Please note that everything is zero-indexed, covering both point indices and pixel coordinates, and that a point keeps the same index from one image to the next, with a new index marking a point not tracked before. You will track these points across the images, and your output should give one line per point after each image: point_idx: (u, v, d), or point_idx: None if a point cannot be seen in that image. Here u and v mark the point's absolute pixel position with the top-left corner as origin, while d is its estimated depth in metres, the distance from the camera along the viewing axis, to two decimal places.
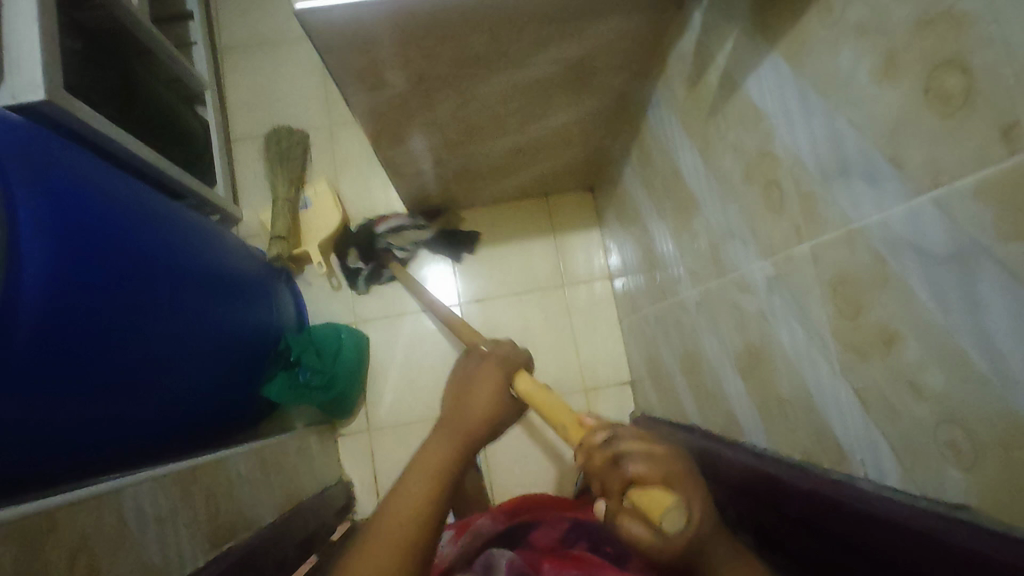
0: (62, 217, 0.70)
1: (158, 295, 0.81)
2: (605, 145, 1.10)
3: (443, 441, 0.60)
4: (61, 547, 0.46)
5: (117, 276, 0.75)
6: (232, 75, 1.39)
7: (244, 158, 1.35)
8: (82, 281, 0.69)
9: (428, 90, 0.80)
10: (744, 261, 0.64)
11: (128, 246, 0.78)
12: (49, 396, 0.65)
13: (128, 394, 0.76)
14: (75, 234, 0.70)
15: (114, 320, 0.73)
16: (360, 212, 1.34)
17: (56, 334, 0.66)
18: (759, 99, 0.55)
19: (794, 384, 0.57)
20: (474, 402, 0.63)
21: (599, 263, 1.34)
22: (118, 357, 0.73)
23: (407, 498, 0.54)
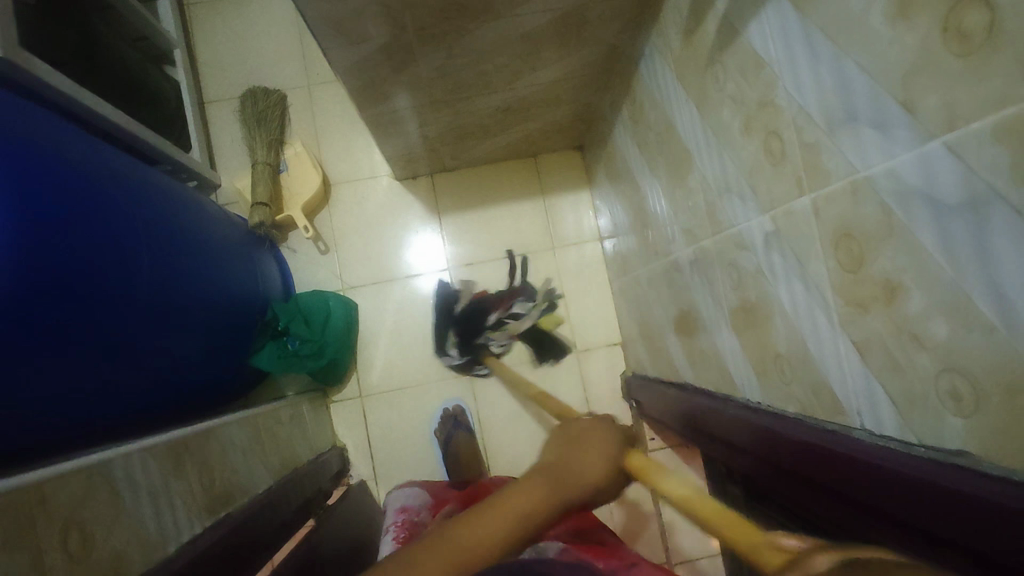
0: (29, 185, 0.65)
1: (136, 267, 0.78)
2: (595, 101, 1.07)
3: (535, 489, 0.50)
4: (55, 519, 0.45)
5: (92, 249, 0.71)
6: (201, 32, 1.32)
7: (219, 121, 1.29)
8: (56, 256, 0.66)
9: (412, 44, 0.76)
10: (742, 217, 0.63)
11: (104, 217, 0.75)
12: (31, 369, 0.63)
13: (113, 366, 0.74)
14: (46, 204, 0.67)
15: (94, 296, 0.71)
16: (343, 176, 1.30)
17: (32, 309, 0.63)
18: (762, 47, 0.53)
19: (791, 339, 0.57)
20: (587, 466, 0.52)
21: (589, 225, 1.33)
22: (98, 330, 0.71)
23: (477, 530, 0.48)
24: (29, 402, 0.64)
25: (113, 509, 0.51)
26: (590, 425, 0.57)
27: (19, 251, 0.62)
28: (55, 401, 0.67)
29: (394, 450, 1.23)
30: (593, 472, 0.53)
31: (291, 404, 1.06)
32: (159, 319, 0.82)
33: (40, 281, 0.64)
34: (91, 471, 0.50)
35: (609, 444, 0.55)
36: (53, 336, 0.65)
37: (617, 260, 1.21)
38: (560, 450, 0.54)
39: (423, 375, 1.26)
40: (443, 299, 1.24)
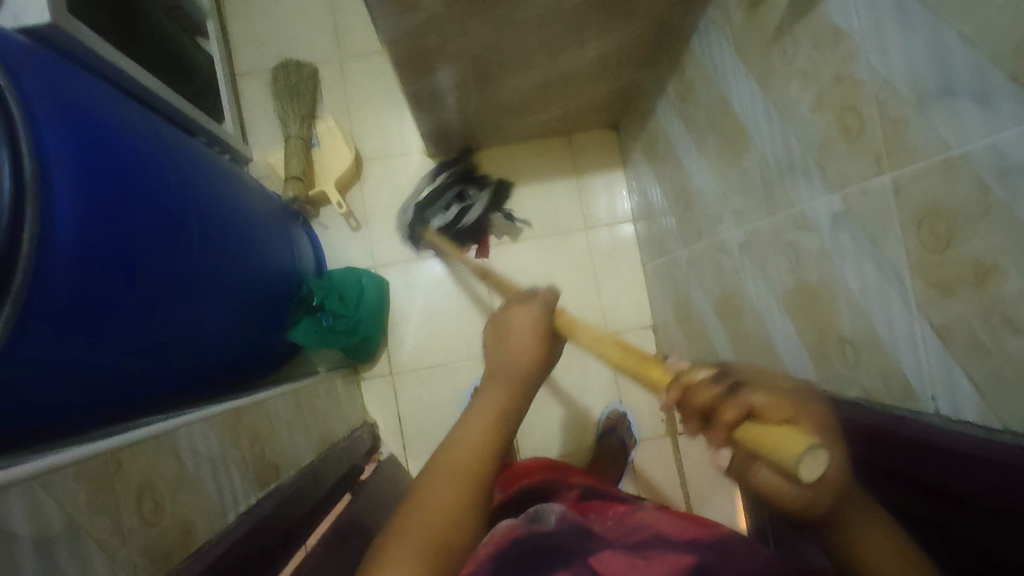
0: (85, 160, 0.65)
1: (184, 243, 0.78)
2: (638, 77, 1.04)
3: (494, 386, 0.55)
4: (128, 484, 0.45)
5: (143, 226, 0.71)
6: (232, 3, 1.30)
7: (251, 94, 1.28)
8: (112, 231, 0.66)
9: (462, 14, 0.74)
10: (806, 196, 0.61)
11: (154, 191, 0.75)
12: (92, 339, 0.64)
13: (163, 339, 0.74)
14: (104, 179, 0.67)
15: (147, 273, 0.71)
16: (375, 152, 1.28)
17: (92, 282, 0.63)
18: (842, 18, 0.51)
19: (857, 323, 0.56)
20: (517, 341, 0.57)
21: (622, 206, 1.31)
22: (152, 303, 0.72)
23: (457, 452, 0.49)
24: (87, 373, 0.64)
25: (178, 478, 0.51)
26: (510, 308, 0.63)
27: (78, 227, 0.62)
28: (111, 373, 0.67)
29: (425, 427, 1.24)
30: (528, 346, 0.58)
31: (325, 379, 1.06)
32: (204, 296, 0.82)
33: (97, 258, 0.63)
34: (158, 439, 0.50)
35: (532, 315, 0.61)
36: (108, 307, 0.65)
37: (651, 241, 1.19)
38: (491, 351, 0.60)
39: (454, 354, 1.26)
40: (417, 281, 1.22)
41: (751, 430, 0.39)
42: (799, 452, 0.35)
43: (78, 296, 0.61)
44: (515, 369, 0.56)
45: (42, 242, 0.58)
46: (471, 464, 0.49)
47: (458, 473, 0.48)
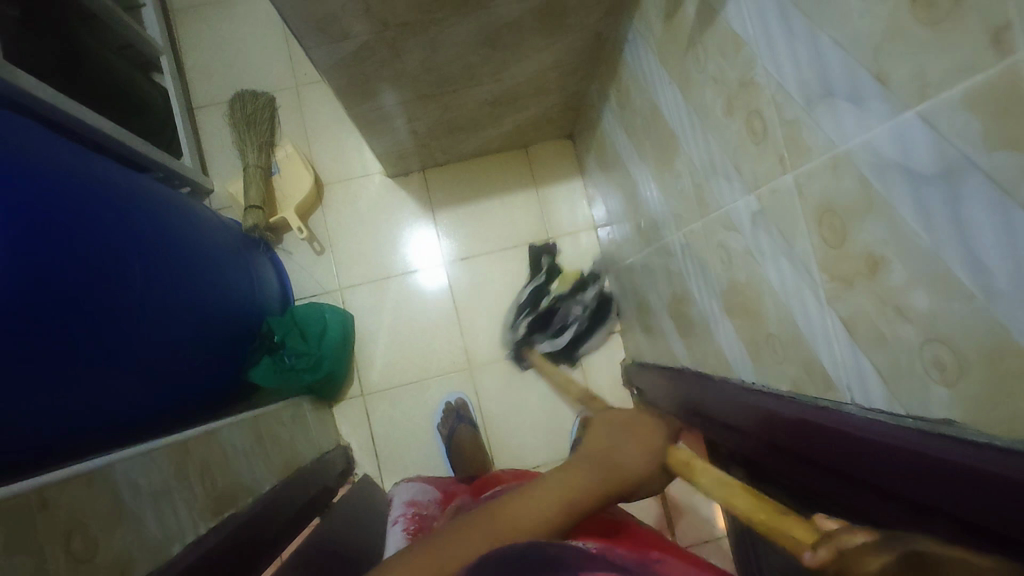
0: (12, 196, 0.65)
1: (127, 275, 0.78)
2: (583, 88, 1.07)
3: (582, 472, 0.56)
4: (54, 521, 0.45)
5: (81, 257, 0.71)
6: (186, 38, 1.32)
7: (210, 126, 1.29)
8: (47, 264, 0.66)
9: (393, 39, 0.75)
10: (729, 198, 0.63)
11: (94, 231, 0.75)
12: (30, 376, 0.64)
13: (107, 376, 0.74)
14: (36, 219, 0.67)
15: (88, 304, 0.71)
16: (335, 175, 1.30)
17: (26, 323, 0.63)
18: (740, 27, 0.53)
19: (782, 319, 0.57)
20: (631, 453, 0.59)
21: (583, 214, 1.33)
22: (91, 341, 0.71)
23: (524, 507, 0.51)
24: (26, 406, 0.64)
25: (112, 512, 0.51)
26: (635, 418, 0.65)
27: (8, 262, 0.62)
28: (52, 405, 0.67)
29: (398, 447, 1.24)
30: (636, 459, 0.59)
31: (290, 404, 1.06)
32: (155, 324, 0.82)
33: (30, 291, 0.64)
34: (90, 476, 0.50)
35: (653, 438, 0.61)
36: (44, 339, 0.65)
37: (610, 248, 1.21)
38: (608, 438, 0.62)
39: (424, 371, 1.26)
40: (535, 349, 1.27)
41: None
42: None
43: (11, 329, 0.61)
44: (615, 476, 0.56)
45: None
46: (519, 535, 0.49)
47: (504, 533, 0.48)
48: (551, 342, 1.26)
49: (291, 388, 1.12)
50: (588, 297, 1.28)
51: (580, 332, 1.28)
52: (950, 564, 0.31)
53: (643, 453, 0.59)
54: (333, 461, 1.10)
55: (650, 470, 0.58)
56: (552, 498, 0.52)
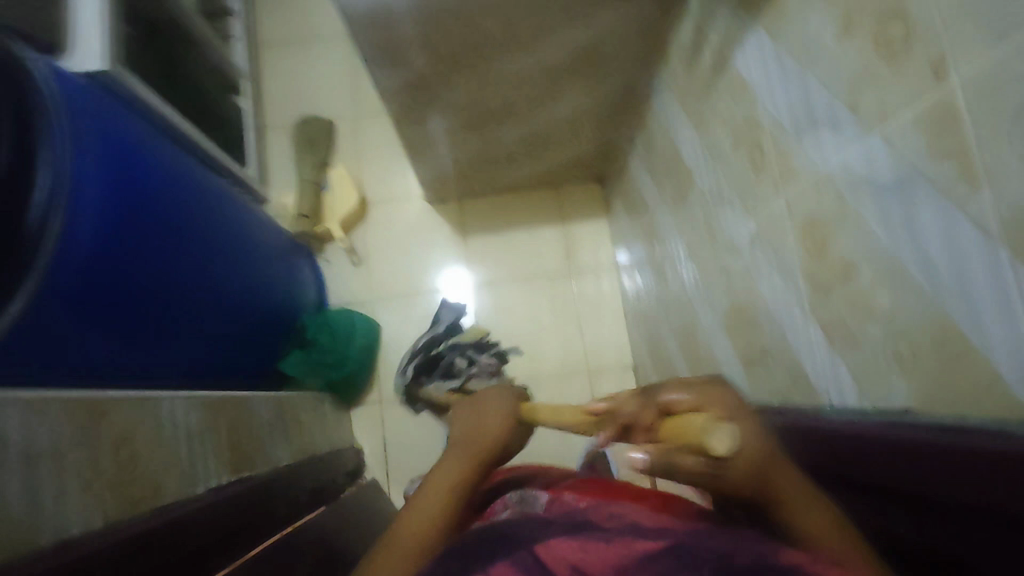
0: (103, 158, 0.68)
1: (189, 250, 0.81)
2: (614, 134, 1.16)
3: (456, 459, 0.58)
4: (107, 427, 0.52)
5: (165, 240, 0.75)
6: (266, 69, 1.49)
7: (275, 144, 1.43)
8: (138, 242, 0.70)
9: (447, 71, 0.86)
10: (733, 223, 0.69)
11: (168, 203, 0.78)
12: (103, 333, 0.64)
13: (167, 347, 0.73)
14: (121, 182, 0.69)
15: (168, 284, 0.75)
16: (380, 197, 1.41)
17: (102, 278, 0.64)
18: (747, 71, 0.61)
19: (774, 333, 0.62)
20: (485, 422, 0.62)
21: (606, 253, 1.40)
22: (156, 307, 0.72)
23: (419, 514, 0.51)
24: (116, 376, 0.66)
25: (152, 430, 0.58)
26: (482, 396, 0.68)
27: (111, 238, 0.65)
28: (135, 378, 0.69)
29: (408, 456, 1.28)
30: (492, 424, 0.62)
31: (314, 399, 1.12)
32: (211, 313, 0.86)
33: (124, 266, 0.67)
34: (140, 403, 0.57)
35: (503, 409, 0.64)
36: (133, 309, 0.68)
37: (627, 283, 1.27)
38: (462, 424, 0.63)
39: None
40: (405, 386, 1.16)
41: (677, 422, 0.41)
42: (702, 434, 0.37)
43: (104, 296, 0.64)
44: (477, 445, 0.59)
45: (66, 234, 0.60)
46: (427, 529, 0.50)
47: (416, 535, 0.49)
48: (434, 385, 1.08)
49: (316, 387, 1.18)
50: (484, 362, 1.08)
51: (471, 380, 1.05)
52: (676, 384, 0.46)
53: (498, 420, 0.63)
54: (343, 460, 1.14)
55: (502, 427, 0.62)
56: (436, 492, 0.54)
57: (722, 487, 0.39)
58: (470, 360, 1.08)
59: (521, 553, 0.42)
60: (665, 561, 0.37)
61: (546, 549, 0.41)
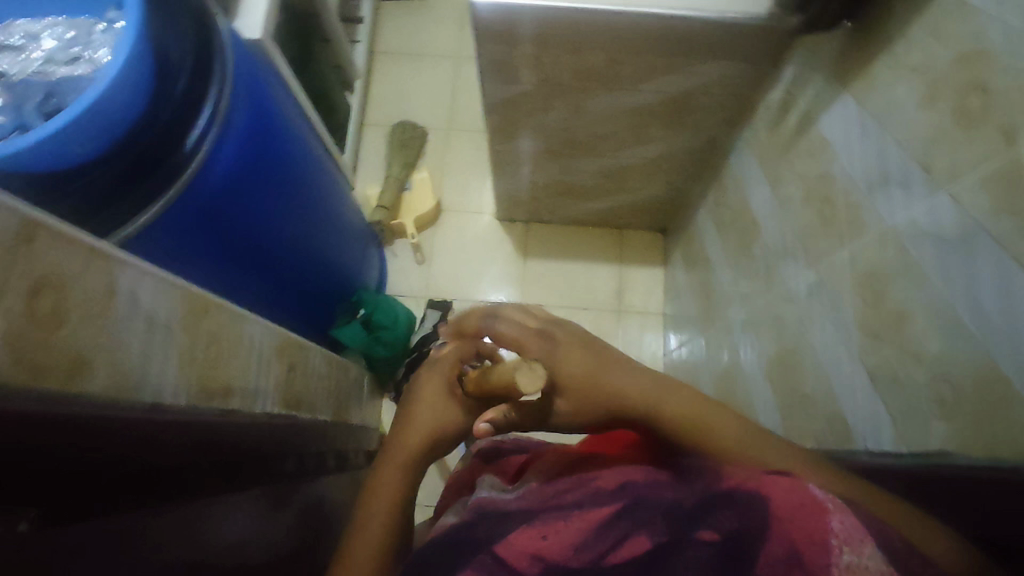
0: (257, 100, 0.77)
1: (290, 198, 0.90)
2: (686, 186, 1.22)
3: (393, 472, 0.63)
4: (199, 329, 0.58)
5: (265, 197, 0.82)
6: (377, 75, 1.63)
7: (370, 141, 1.56)
8: (245, 193, 0.77)
9: (548, 95, 0.94)
10: (792, 274, 0.72)
11: (286, 153, 0.87)
12: (201, 240, 0.72)
13: (238, 270, 0.82)
14: (262, 125, 0.79)
15: (251, 232, 0.81)
16: (454, 206, 1.50)
17: (222, 197, 0.72)
18: (830, 133, 0.66)
19: (818, 379, 0.64)
20: (415, 416, 0.67)
21: (656, 300, 1.43)
22: (247, 234, 0.80)
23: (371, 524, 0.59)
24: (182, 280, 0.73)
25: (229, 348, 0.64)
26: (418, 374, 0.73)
27: (227, 182, 0.72)
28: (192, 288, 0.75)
29: None
30: (421, 418, 0.67)
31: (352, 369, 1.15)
32: (277, 266, 0.92)
33: (227, 207, 0.74)
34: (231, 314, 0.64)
35: (432, 380, 0.69)
36: (215, 240, 0.75)
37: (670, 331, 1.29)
38: (399, 416, 0.70)
39: None
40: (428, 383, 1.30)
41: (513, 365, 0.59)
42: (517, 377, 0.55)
43: (203, 223, 0.71)
44: (406, 444, 0.65)
45: (213, 153, 0.68)
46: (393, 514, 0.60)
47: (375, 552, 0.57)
48: None
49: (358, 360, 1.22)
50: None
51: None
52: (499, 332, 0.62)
53: (424, 405, 0.68)
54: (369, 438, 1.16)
55: (431, 416, 0.67)
56: (384, 490, 0.62)
57: (559, 424, 0.61)
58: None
59: (482, 555, 0.41)
60: (621, 524, 0.41)
61: (505, 548, 0.41)
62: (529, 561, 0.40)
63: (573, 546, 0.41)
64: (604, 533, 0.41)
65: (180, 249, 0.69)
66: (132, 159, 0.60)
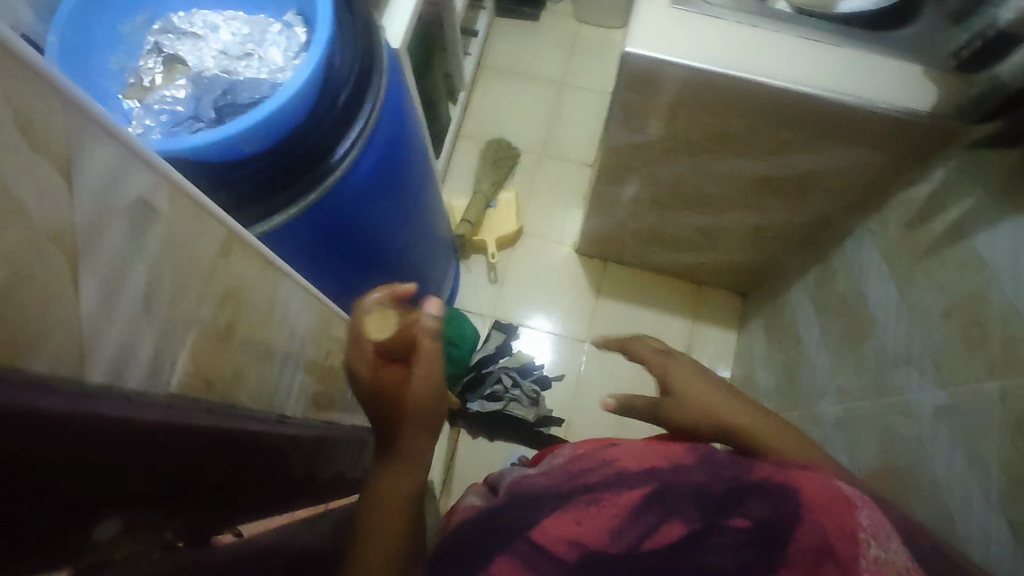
0: (400, 116, 0.77)
1: (406, 210, 0.90)
2: (782, 258, 1.18)
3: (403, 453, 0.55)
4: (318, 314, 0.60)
5: (382, 222, 0.82)
6: (478, 88, 1.65)
7: (461, 153, 1.57)
8: (366, 217, 0.77)
9: (671, 150, 0.93)
10: (914, 387, 0.69)
11: (412, 168, 0.87)
12: (323, 243, 0.73)
13: (347, 272, 0.83)
14: (401, 141, 0.79)
15: (359, 252, 0.82)
16: (534, 231, 1.50)
17: (352, 206, 0.73)
18: (989, 254, 0.63)
19: (937, 510, 0.60)
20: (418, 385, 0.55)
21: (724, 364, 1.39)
22: (364, 242, 0.80)
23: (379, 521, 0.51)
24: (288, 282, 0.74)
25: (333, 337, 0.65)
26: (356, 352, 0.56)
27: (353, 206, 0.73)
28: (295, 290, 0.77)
29: (470, 475, 1.29)
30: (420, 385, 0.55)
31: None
32: (369, 282, 0.93)
33: (346, 228, 0.74)
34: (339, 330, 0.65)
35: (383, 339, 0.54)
36: (328, 254, 0.75)
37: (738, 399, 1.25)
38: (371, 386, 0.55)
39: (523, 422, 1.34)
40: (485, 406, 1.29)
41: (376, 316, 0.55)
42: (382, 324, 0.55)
43: (322, 238, 0.72)
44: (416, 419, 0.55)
45: (355, 166, 0.69)
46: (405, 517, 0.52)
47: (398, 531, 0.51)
48: (479, 404, 1.29)
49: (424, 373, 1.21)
50: (528, 387, 1.32)
51: (513, 406, 1.29)
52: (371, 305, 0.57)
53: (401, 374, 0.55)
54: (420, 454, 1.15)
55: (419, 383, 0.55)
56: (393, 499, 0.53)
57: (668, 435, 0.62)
58: (513, 384, 1.31)
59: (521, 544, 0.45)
60: (655, 509, 0.45)
61: (542, 535, 0.45)
62: (568, 549, 0.44)
63: (609, 533, 0.44)
64: (635, 521, 0.44)
65: (296, 257, 0.71)
66: (284, 166, 0.62)
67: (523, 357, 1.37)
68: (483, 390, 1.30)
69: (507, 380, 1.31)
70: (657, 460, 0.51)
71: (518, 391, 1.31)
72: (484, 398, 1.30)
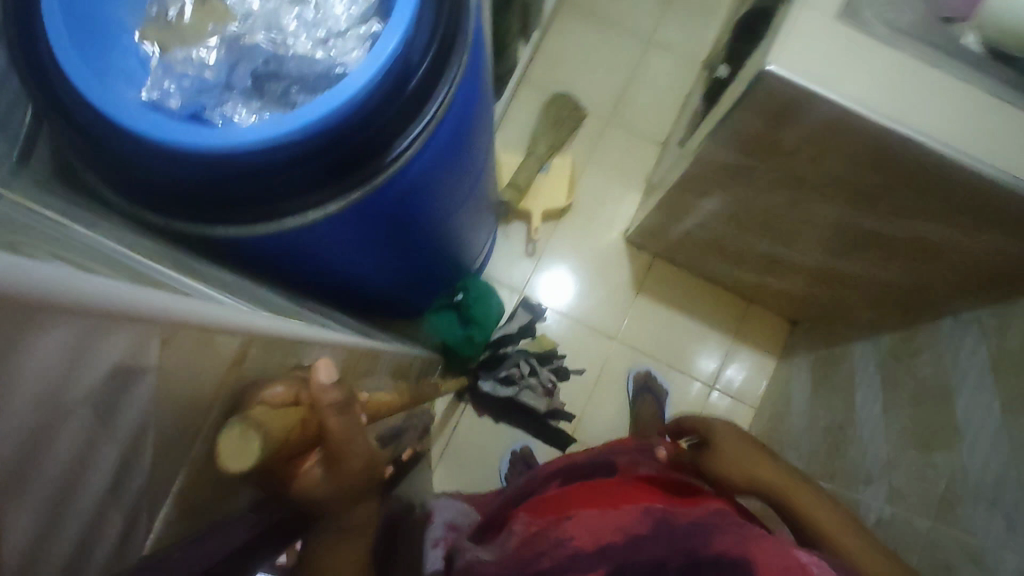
0: (476, 100, 0.65)
1: (456, 193, 0.79)
2: (852, 305, 1.06)
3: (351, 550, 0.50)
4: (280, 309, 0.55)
5: (406, 223, 0.72)
6: (555, 27, 1.45)
7: (522, 101, 1.40)
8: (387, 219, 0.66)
9: (773, 179, 0.79)
10: (992, 535, 0.60)
11: (474, 151, 0.76)
12: (355, 229, 0.64)
13: (373, 250, 0.74)
14: (470, 127, 0.67)
15: (368, 244, 0.72)
16: (584, 207, 1.37)
17: (398, 198, 0.63)
18: None
19: None
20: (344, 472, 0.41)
21: (754, 391, 1.30)
22: (402, 227, 0.71)
23: None
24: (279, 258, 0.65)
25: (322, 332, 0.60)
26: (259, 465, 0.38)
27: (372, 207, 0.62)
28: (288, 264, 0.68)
29: (469, 450, 1.26)
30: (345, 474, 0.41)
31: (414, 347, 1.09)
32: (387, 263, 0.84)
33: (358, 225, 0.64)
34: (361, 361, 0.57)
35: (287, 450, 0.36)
36: (333, 245, 0.66)
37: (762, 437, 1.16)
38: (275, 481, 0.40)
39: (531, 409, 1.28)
40: (495, 388, 1.23)
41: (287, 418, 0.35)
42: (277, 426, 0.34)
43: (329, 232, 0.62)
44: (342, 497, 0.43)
45: (412, 161, 0.58)
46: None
47: None
48: (490, 385, 1.23)
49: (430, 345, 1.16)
50: (545, 376, 1.26)
51: (526, 393, 1.24)
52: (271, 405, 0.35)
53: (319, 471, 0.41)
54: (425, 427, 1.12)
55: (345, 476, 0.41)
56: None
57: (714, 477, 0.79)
58: (530, 372, 1.25)
59: None
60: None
61: None
62: None
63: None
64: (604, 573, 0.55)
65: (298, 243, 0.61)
66: (310, 166, 0.51)
67: (546, 343, 1.29)
68: (498, 372, 1.24)
69: (524, 365, 1.25)
70: (610, 536, 0.57)
71: (534, 381, 1.25)
72: (497, 380, 1.24)
